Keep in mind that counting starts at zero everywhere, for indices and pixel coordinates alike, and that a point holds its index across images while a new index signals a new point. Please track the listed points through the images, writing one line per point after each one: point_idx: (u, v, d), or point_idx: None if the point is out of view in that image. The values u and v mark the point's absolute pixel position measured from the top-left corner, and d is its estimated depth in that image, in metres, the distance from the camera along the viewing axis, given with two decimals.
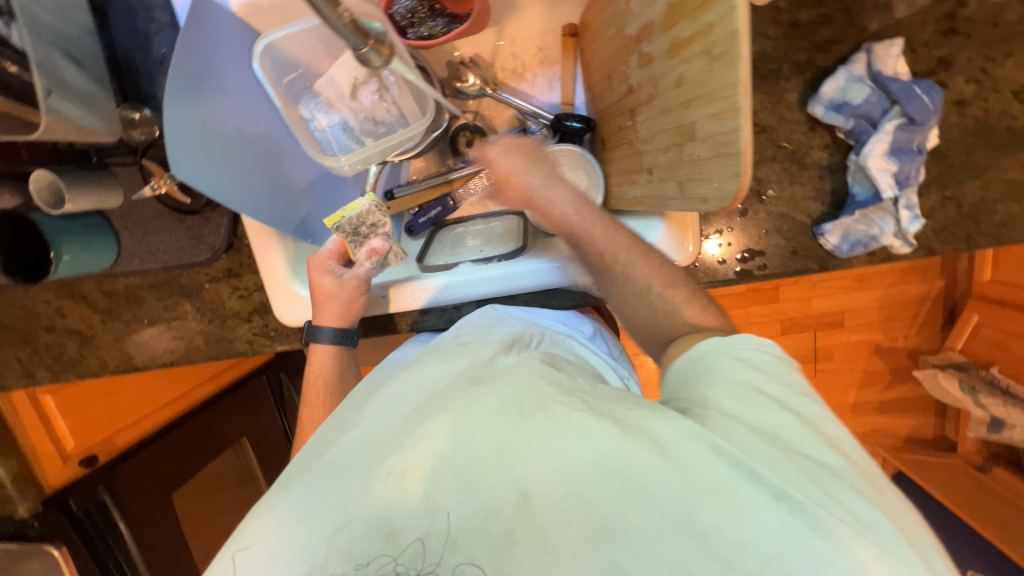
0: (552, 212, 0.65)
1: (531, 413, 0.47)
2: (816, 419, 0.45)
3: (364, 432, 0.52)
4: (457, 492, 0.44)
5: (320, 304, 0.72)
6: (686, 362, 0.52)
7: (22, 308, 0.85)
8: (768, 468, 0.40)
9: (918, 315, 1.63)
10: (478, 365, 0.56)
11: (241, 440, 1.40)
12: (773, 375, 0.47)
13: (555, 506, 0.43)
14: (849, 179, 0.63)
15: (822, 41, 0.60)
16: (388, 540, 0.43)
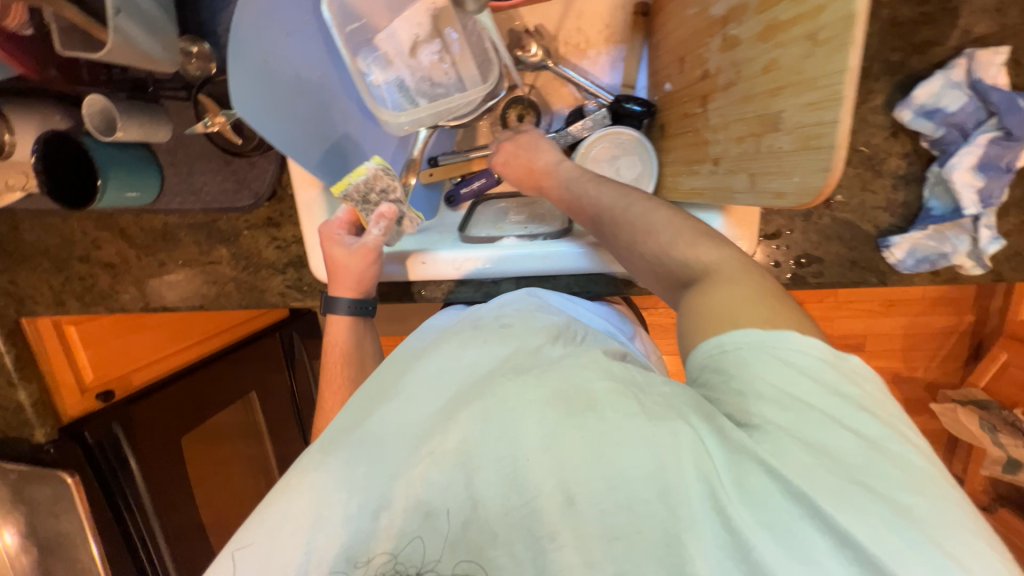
0: (566, 193, 0.72)
1: (580, 410, 0.45)
2: (888, 445, 0.39)
3: (398, 413, 0.52)
4: (498, 484, 0.44)
5: (335, 275, 0.71)
6: (715, 350, 0.45)
7: (59, 236, 0.85)
8: (829, 503, 0.37)
9: (941, 348, 1.59)
10: (527, 354, 0.55)
11: (249, 393, 1.43)
12: (829, 385, 0.41)
13: (602, 510, 0.41)
14: (925, 192, 0.60)
15: (919, 42, 0.57)
16: (428, 522, 0.45)
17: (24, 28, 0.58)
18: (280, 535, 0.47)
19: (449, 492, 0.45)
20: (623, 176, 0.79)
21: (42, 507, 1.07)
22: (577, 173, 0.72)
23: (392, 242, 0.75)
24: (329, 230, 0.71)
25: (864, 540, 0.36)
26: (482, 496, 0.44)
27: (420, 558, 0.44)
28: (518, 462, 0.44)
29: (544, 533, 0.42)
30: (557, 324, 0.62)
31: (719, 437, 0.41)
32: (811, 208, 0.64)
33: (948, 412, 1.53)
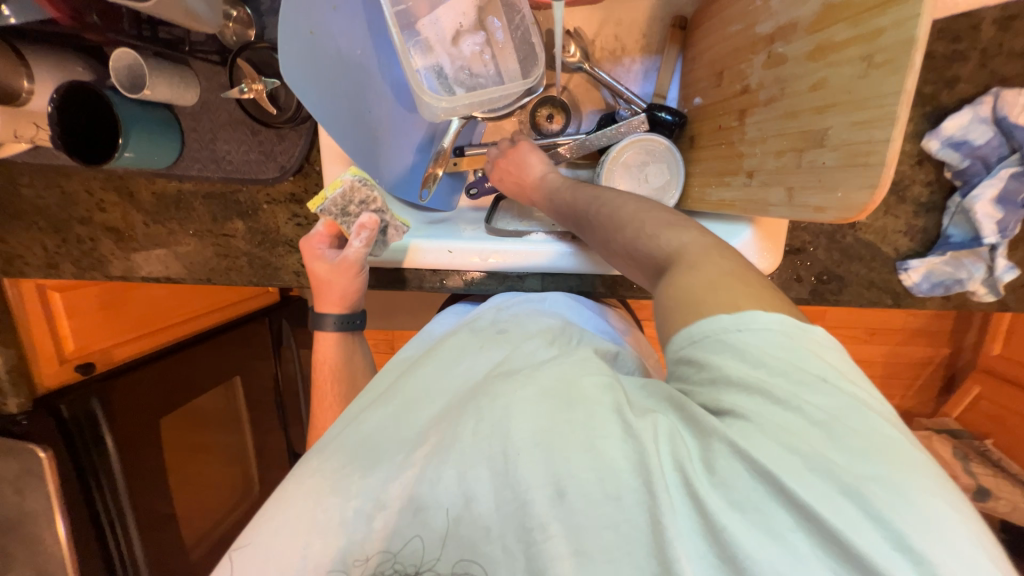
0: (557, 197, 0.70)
1: (570, 407, 0.43)
2: (849, 414, 0.36)
3: (391, 415, 0.51)
4: (491, 482, 0.42)
5: (320, 290, 0.72)
6: (691, 340, 0.42)
7: (60, 194, 0.80)
8: (798, 484, 0.34)
9: (917, 378, 1.66)
10: (526, 356, 0.53)
11: (233, 377, 1.38)
12: (785, 356, 0.38)
13: (591, 506, 0.39)
14: (944, 220, 0.63)
15: (949, 77, 0.60)
16: (419, 518, 0.43)
17: None
18: (279, 536, 0.45)
19: (442, 486, 0.43)
20: (650, 183, 0.79)
21: (8, 483, 1.00)
22: (564, 185, 0.71)
23: (379, 252, 0.73)
24: (310, 244, 0.71)
25: (839, 524, 0.33)
26: (476, 493, 0.42)
27: (419, 557, 0.42)
28: (509, 457, 0.42)
29: (534, 525, 0.39)
30: (553, 328, 0.60)
31: (694, 431, 0.39)
32: (836, 227, 0.66)
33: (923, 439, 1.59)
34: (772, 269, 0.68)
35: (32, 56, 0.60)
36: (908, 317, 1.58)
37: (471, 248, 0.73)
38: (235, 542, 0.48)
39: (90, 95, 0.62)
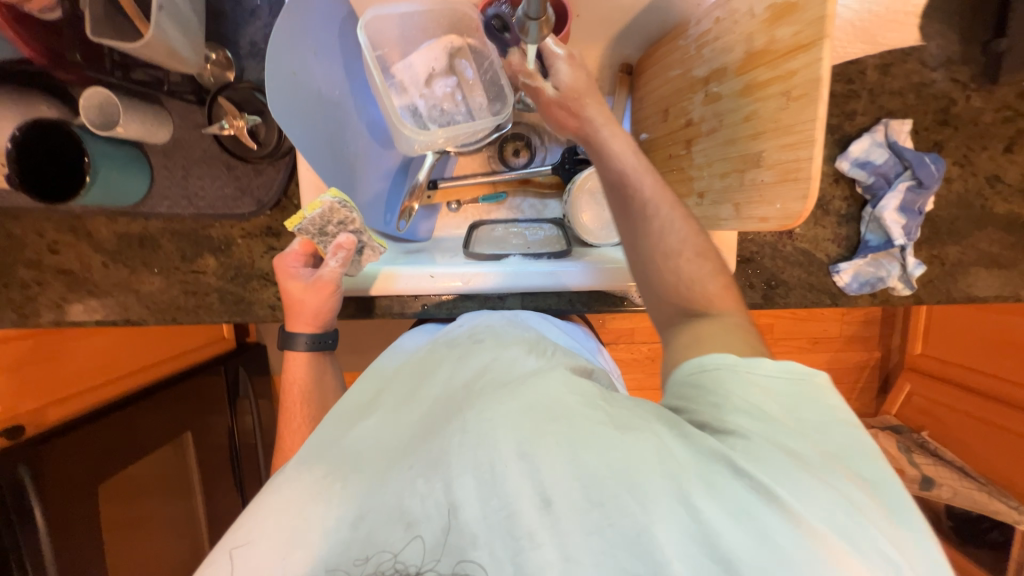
0: (607, 158, 0.61)
1: (553, 418, 0.42)
2: (845, 448, 0.40)
3: (372, 437, 0.50)
4: (477, 490, 0.39)
5: (291, 308, 0.71)
6: (696, 369, 0.47)
7: (3, 237, 0.75)
8: (782, 487, 0.36)
9: (858, 381, 1.80)
10: (508, 366, 0.53)
11: (183, 434, 1.26)
12: (793, 396, 0.42)
13: (579, 513, 0.37)
14: (862, 228, 0.74)
15: (848, 111, 0.73)
16: (408, 533, 0.38)
17: (51, 10, 0.55)
18: (247, 563, 0.40)
19: (430, 498, 0.40)
20: None
21: None
22: (625, 146, 0.62)
23: (354, 271, 0.74)
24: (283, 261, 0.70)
25: (829, 532, 0.35)
26: (462, 502, 0.39)
27: (421, 556, 0.37)
28: (496, 467, 0.40)
29: (521, 534, 0.37)
30: (530, 338, 0.61)
31: (690, 442, 0.40)
32: (777, 237, 0.75)
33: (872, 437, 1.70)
34: None
35: None
36: (843, 325, 1.73)
37: (449, 274, 0.76)
38: (230, 538, 0.43)
39: (54, 131, 0.60)
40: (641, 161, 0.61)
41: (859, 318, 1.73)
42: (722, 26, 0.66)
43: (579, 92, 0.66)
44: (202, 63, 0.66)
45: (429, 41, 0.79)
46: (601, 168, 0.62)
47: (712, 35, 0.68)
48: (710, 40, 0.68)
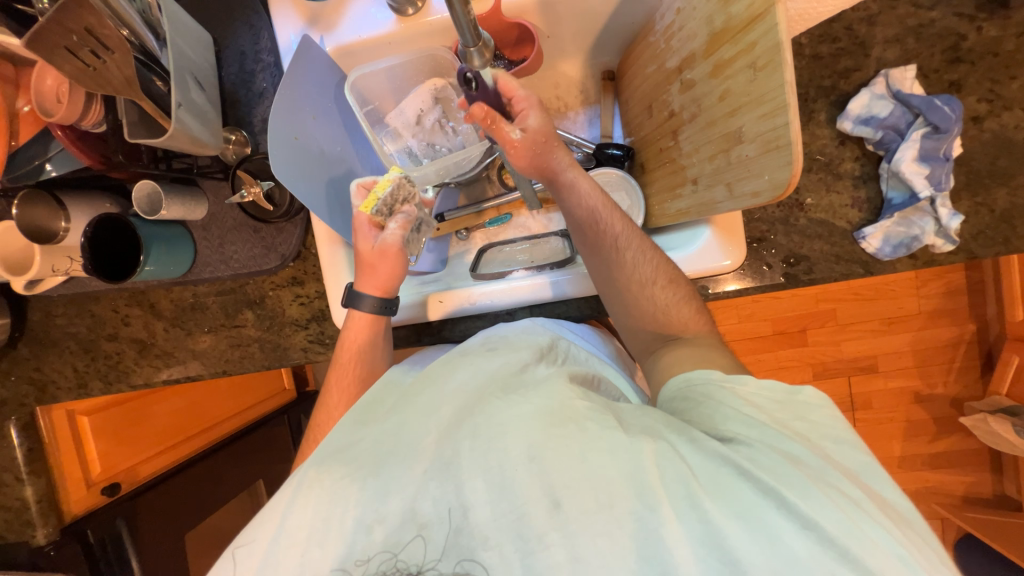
0: (574, 197, 0.70)
1: (564, 423, 0.48)
2: (834, 454, 0.46)
3: (393, 429, 0.53)
4: (488, 493, 0.46)
5: (369, 270, 0.71)
6: (684, 384, 0.56)
7: (90, 317, 0.89)
8: (790, 490, 0.42)
9: (954, 360, 1.57)
10: (518, 371, 0.56)
11: (255, 483, 1.35)
12: (784, 407, 0.50)
13: (587, 513, 0.44)
14: (882, 186, 0.69)
15: (841, 70, 0.69)
16: (422, 533, 0.46)
17: (97, 125, 0.64)
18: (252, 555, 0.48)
19: (442, 501, 0.47)
20: None
21: None
22: (590, 188, 0.70)
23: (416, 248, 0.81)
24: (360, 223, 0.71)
25: (833, 529, 0.40)
26: (473, 503, 0.46)
27: (420, 559, 0.45)
28: (505, 472, 0.47)
29: (531, 535, 0.44)
30: (541, 343, 0.62)
31: (695, 444, 0.47)
32: (788, 212, 0.71)
33: (981, 424, 1.47)
34: (740, 262, 0.71)
35: (67, 198, 0.71)
36: (920, 300, 1.54)
37: (457, 296, 0.79)
38: (236, 539, 0.51)
39: (109, 224, 0.71)
40: (604, 202, 0.69)
41: (939, 289, 1.53)
42: (683, 15, 0.66)
43: (540, 137, 0.68)
44: (224, 143, 0.76)
45: (415, 87, 0.86)
46: (568, 206, 0.70)
47: (677, 25, 0.68)
48: (676, 31, 0.69)
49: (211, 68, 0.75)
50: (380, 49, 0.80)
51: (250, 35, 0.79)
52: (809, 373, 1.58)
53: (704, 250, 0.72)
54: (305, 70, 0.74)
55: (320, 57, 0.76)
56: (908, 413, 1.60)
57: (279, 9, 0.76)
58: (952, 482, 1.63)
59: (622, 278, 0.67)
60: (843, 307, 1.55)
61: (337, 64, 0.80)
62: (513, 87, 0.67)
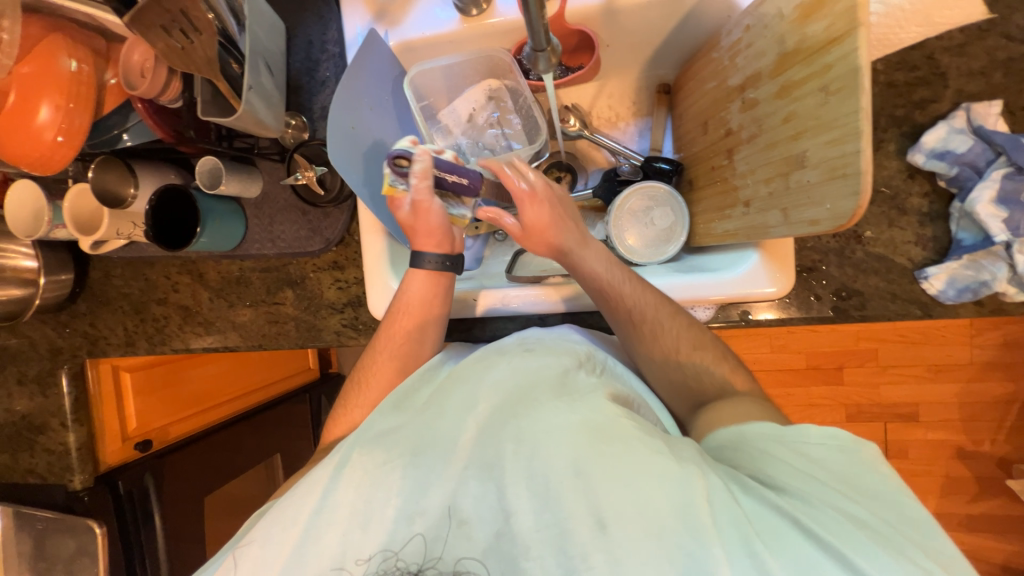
0: (582, 269, 0.69)
1: (609, 441, 0.47)
2: (906, 526, 0.42)
3: (435, 425, 0.53)
4: (531, 502, 0.47)
5: (420, 223, 0.69)
6: (735, 436, 0.52)
7: (144, 281, 0.94)
8: (855, 552, 0.40)
9: (1005, 418, 1.46)
10: (559, 381, 0.54)
11: (272, 457, 1.40)
12: (849, 467, 0.46)
13: (633, 539, 0.43)
14: (952, 226, 0.66)
15: (917, 100, 0.66)
16: (461, 530, 0.47)
17: (172, 102, 0.68)
18: (280, 522, 0.49)
19: (484, 502, 0.48)
20: (657, 226, 0.85)
21: (60, 564, 1.01)
22: (600, 260, 0.69)
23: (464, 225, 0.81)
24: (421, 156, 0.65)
25: None
26: (516, 511, 0.47)
27: (421, 555, 0.46)
28: (551, 485, 0.47)
29: (575, 553, 0.44)
30: (578, 352, 0.60)
31: (750, 491, 0.44)
32: (844, 243, 0.69)
33: None
34: (786, 292, 0.69)
35: (138, 167, 0.75)
36: (973, 350, 1.44)
37: (492, 295, 0.78)
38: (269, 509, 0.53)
39: (170, 196, 0.75)
40: (613, 273, 0.68)
41: (995, 341, 1.43)
42: (752, 32, 0.64)
43: (539, 221, 0.71)
44: (284, 127, 0.79)
45: (470, 86, 0.87)
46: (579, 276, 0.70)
47: (744, 43, 0.67)
48: (743, 48, 0.67)
49: (281, 55, 0.78)
50: (440, 47, 0.81)
51: (319, 26, 0.82)
52: (842, 414, 1.51)
53: (750, 275, 0.70)
54: (369, 63, 0.76)
55: (384, 51, 0.78)
56: (947, 469, 1.50)
57: (349, 2, 0.79)
58: (991, 549, 1.52)
59: (643, 345, 0.67)
60: (886, 349, 1.47)
61: (399, 59, 0.82)
62: (512, 179, 0.71)
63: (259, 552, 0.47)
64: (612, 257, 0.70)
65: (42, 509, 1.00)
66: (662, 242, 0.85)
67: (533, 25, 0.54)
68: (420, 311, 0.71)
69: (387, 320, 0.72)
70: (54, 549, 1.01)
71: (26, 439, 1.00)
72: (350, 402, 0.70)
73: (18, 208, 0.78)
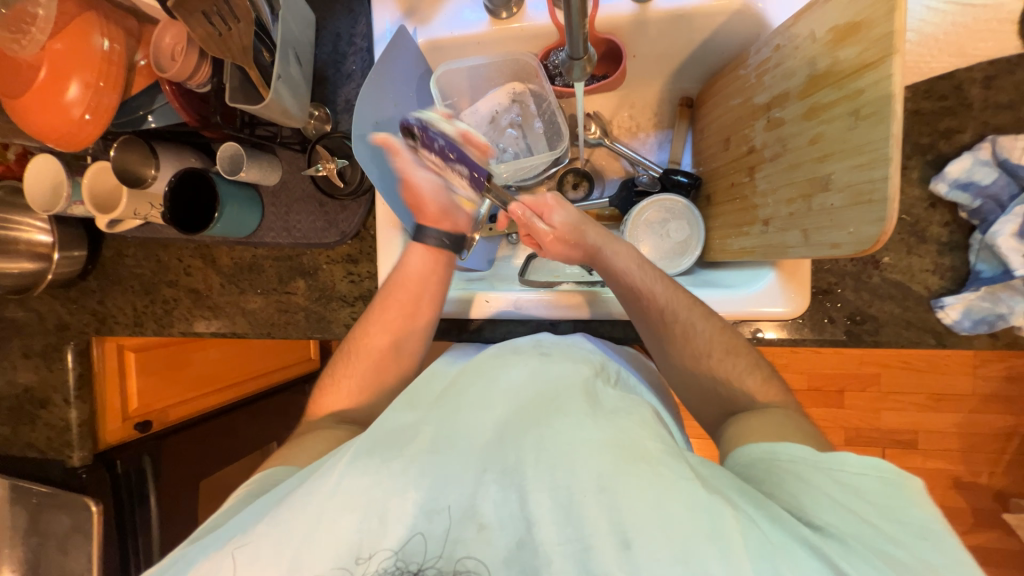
0: (615, 266, 0.71)
1: (635, 461, 0.47)
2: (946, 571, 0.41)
3: (458, 427, 0.53)
4: (553, 512, 0.45)
5: (418, 199, 0.73)
6: (769, 456, 0.53)
7: (156, 262, 0.94)
8: None
9: (1003, 451, 1.45)
10: (585, 396, 0.56)
11: (270, 445, 1.45)
12: (885, 509, 0.45)
13: (658, 563, 0.41)
14: (970, 257, 0.67)
15: (943, 129, 0.67)
16: (480, 535, 0.45)
17: (200, 86, 0.68)
18: (292, 507, 0.47)
19: (505, 507, 0.46)
20: (672, 238, 0.86)
21: (54, 540, 1.01)
22: (630, 258, 0.71)
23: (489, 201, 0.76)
24: (391, 142, 0.67)
25: None
26: (538, 520, 0.45)
27: (421, 554, 0.44)
28: (574, 496, 0.46)
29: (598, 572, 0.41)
30: (593, 361, 0.63)
31: (778, 522, 0.43)
32: (861, 268, 0.70)
33: None
34: (799, 313, 0.69)
35: (161, 147, 0.76)
36: (975, 380, 1.44)
37: (503, 298, 0.79)
38: (281, 490, 0.52)
39: (189, 181, 0.75)
40: (645, 270, 0.70)
41: (999, 373, 1.43)
42: (782, 53, 0.64)
43: (568, 230, 0.74)
44: (308, 118, 0.80)
45: (494, 88, 0.87)
46: (610, 275, 0.72)
47: (772, 63, 0.67)
48: (771, 68, 0.67)
49: (310, 46, 0.79)
50: (467, 48, 0.82)
51: (348, 19, 0.82)
52: (841, 437, 1.50)
53: (764, 292, 0.70)
54: (395, 58, 0.75)
55: (412, 48, 0.78)
56: (945, 498, 1.49)
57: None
58: None
59: (677, 351, 0.67)
60: (889, 374, 1.47)
61: (425, 57, 0.83)
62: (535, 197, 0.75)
63: (271, 531, 0.45)
64: (641, 257, 0.72)
65: (38, 483, 1.00)
66: (676, 255, 0.85)
67: (574, 33, 0.55)
68: (416, 286, 0.72)
69: (382, 295, 0.73)
70: (48, 525, 1.00)
71: (28, 413, 1.00)
72: (340, 372, 0.73)
73: (37, 183, 0.78)
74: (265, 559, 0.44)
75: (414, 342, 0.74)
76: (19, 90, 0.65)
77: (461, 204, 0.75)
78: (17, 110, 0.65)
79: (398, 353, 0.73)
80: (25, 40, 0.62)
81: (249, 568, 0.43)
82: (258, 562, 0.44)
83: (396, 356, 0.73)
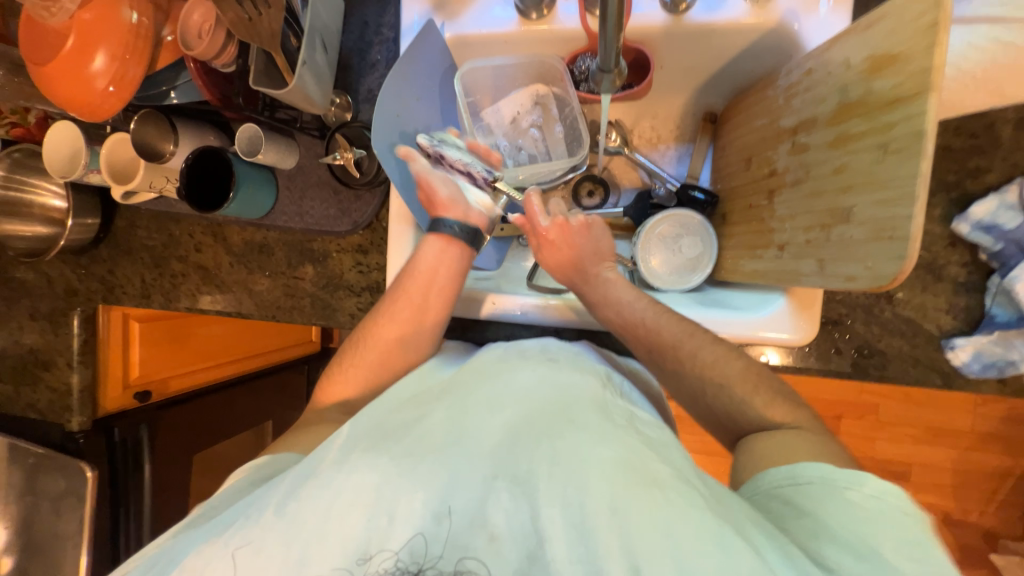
0: (612, 303, 0.73)
1: (650, 487, 0.46)
2: None
3: (473, 431, 0.54)
4: (564, 530, 0.45)
5: (430, 196, 0.73)
6: (788, 480, 0.52)
7: (168, 236, 0.94)
8: None
9: (997, 491, 1.44)
10: (599, 410, 0.55)
11: (264, 423, 1.43)
12: (904, 546, 0.44)
13: None
14: (986, 300, 0.67)
15: (971, 168, 0.68)
16: (490, 544, 0.45)
17: (225, 66, 0.69)
18: (292, 499, 0.47)
19: (515, 516, 0.47)
20: (684, 254, 0.85)
21: (47, 501, 1.02)
22: (630, 296, 0.73)
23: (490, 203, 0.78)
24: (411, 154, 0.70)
25: None
26: (549, 536, 0.45)
27: (422, 555, 0.45)
28: (586, 514, 0.46)
29: None
30: (601, 371, 0.63)
31: (783, 553, 0.43)
32: (874, 301, 0.70)
33: None
34: (807, 341, 0.69)
35: (180, 125, 0.76)
36: (976, 419, 1.43)
37: (509, 301, 0.79)
38: (277, 477, 0.52)
39: (201, 159, 0.75)
40: (647, 309, 0.71)
41: (999, 414, 1.42)
42: (813, 77, 0.63)
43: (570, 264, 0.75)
44: (329, 105, 0.79)
45: (518, 88, 0.86)
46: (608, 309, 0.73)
47: (803, 86, 0.66)
48: (800, 91, 0.66)
49: (336, 32, 0.78)
50: (495, 46, 0.81)
51: (377, 8, 0.82)
52: None
53: (773, 319, 0.70)
54: (420, 52, 0.74)
55: (439, 42, 0.78)
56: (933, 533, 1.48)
57: None
58: None
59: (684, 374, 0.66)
60: (888, 405, 1.46)
61: (451, 52, 0.82)
62: (537, 213, 0.75)
63: (273, 522, 0.46)
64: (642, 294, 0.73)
65: (35, 444, 1.01)
66: (686, 271, 0.84)
67: (608, 45, 0.54)
68: (427, 275, 0.72)
69: (396, 285, 0.73)
70: (43, 486, 1.02)
71: (31, 374, 1.01)
72: (347, 360, 0.73)
73: (57, 149, 0.79)
74: (269, 552, 0.45)
75: (419, 335, 0.72)
76: (47, 59, 0.65)
77: (474, 202, 0.76)
78: (43, 78, 0.65)
79: (407, 346, 0.72)
80: (54, 8, 0.63)
81: (255, 562, 0.44)
82: (262, 555, 0.45)
83: (403, 350, 0.72)
